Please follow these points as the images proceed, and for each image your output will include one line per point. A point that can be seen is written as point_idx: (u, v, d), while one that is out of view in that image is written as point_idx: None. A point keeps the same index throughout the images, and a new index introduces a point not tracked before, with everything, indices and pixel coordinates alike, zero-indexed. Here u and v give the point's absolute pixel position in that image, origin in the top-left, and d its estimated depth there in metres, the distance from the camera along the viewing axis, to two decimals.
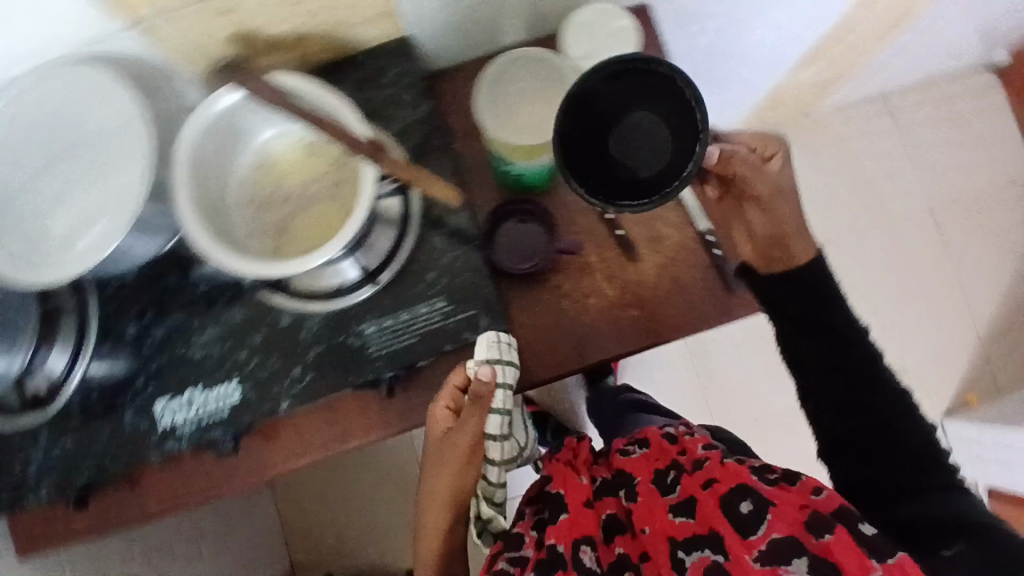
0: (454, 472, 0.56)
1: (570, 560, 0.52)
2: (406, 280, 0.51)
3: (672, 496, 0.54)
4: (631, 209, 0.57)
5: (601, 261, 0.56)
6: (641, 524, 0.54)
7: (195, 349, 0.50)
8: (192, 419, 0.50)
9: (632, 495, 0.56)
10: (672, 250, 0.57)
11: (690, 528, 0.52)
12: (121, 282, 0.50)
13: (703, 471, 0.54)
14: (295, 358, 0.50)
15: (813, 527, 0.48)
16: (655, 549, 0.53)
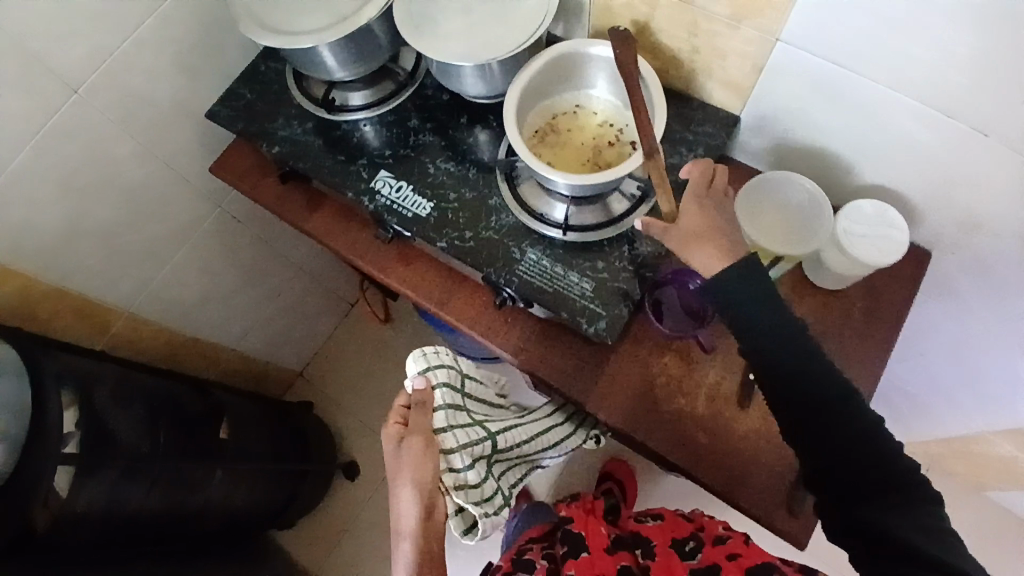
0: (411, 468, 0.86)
1: None
2: (574, 244, 0.83)
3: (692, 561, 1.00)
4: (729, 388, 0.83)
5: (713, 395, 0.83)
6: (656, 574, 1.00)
7: (434, 168, 0.90)
8: (392, 200, 0.88)
9: (648, 556, 1.04)
10: (771, 431, 0.82)
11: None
12: (434, 101, 0.94)
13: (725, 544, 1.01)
14: (516, 243, 0.84)
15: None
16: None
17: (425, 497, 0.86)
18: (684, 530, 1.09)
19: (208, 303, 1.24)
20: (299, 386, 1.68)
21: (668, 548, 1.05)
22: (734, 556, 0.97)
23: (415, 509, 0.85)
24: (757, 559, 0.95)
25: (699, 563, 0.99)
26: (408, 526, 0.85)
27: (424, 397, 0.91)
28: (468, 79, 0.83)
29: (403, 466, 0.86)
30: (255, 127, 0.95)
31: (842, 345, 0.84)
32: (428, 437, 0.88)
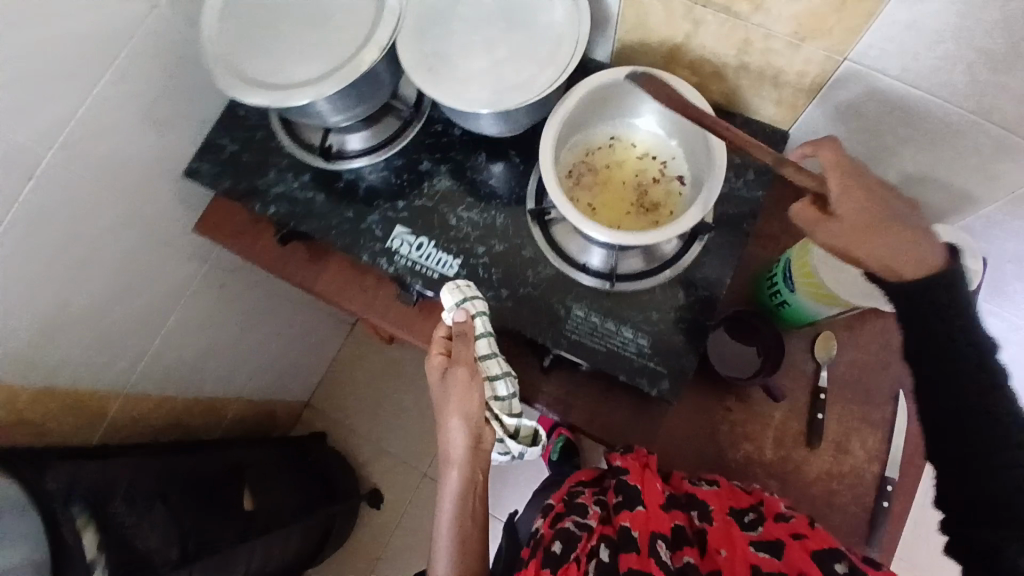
0: (458, 399, 0.73)
1: (642, 550, 0.66)
2: (625, 295, 0.76)
3: (755, 533, 0.68)
4: (800, 424, 0.79)
5: (780, 433, 0.79)
6: (717, 547, 0.67)
7: (455, 219, 0.80)
8: (413, 260, 0.79)
9: (707, 518, 0.70)
10: (848, 468, 0.78)
11: (779, 566, 0.63)
12: (446, 138, 0.84)
13: (790, 524, 0.67)
14: (559, 299, 0.77)
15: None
16: (734, 569, 0.64)
17: (475, 430, 0.74)
18: (746, 501, 0.72)
19: (209, 360, 1.15)
20: (307, 416, 1.61)
21: (727, 517, 0.70)
22: (797, 535, 0.65)
23: (462, 439, 0.74)
24: (825, 543, 0.64)
25: (760, 537, 0.67)
26: (458, 454, 0.76)
27: (466, 327, 0.73)
28: (491, 122, 0.74)
29: (449, 400, 0.73)
30: (245, 184, 0.83)
31: (912, 370, 0.80)
32: (474, 365, 0.73)
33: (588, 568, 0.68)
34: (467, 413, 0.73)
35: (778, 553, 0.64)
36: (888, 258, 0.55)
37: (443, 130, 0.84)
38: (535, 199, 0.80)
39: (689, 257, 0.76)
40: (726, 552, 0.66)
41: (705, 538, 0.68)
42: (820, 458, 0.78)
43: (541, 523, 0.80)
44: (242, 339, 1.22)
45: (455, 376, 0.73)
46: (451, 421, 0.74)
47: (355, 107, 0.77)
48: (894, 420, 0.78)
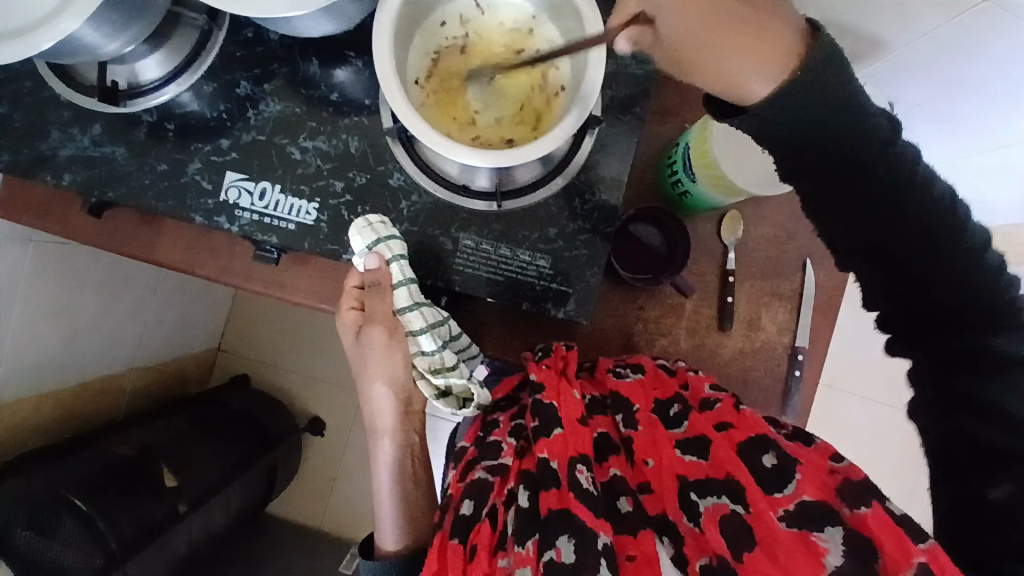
0: (380, 355, 0.67)
1: (562, 483, 0.55)
2: (513, 213, 0.67)
3: (680, 430, 0.59)
4: (712, 308, 0.77)
5: (694, 323, 0.76)
6: (643, 456, 0.59)
7: (298, 152, 0.66)
8: (259, 212, 0.66)
9: (632, 422, 0.61)
10: (762, 341, 0.77)
11: (705, 470, 0.56)
12: (263, 46, 0.67)
13: (716, 414, 0.60)
14: (445, 230, 0.67)
15: (846, 499, 0.51)
16: (661, 483, 0.57)
17: (403, 392, 0.68)
18: (671, 390, 0.64)
19: (78, 344, 1.03)
20: (223, 361, 1.51)
21: (651, 417, 0.61)
22: (723, 427, 0.58)
23: (390, 403, 0.69)
24: (753, 432, 0.56)
25: (686, 434, 0.59)
26: (386, 421, 0.70)
27: (381, 275, 0.64)
28: (319, 25, 0.60)
29: (369, 362, 0.67)
30: (22, 153, 0.67)
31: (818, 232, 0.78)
32: (392, 321, 0.65)
33: (507, 520, 0.56)
34: (394, 372, 0.67)
35: (705, 453, 0.57)
36: (720, 75, 0.45)
37: (252, 35, 0.67)
38: (391, 113, 0.66)
39: (578, 159, 0.67)
40: (653, 462, 0.58)
41: (630, 447, 0.60)
42: (736, 339, 0.77)
43: (450, 475, 0.64)
44: (111, 311, 1.09)
45: (374, 338, 0.66)
46: (376, 384, 0.68)
47: (130, 31, 0.59)
48: (803, 287, 0.77)
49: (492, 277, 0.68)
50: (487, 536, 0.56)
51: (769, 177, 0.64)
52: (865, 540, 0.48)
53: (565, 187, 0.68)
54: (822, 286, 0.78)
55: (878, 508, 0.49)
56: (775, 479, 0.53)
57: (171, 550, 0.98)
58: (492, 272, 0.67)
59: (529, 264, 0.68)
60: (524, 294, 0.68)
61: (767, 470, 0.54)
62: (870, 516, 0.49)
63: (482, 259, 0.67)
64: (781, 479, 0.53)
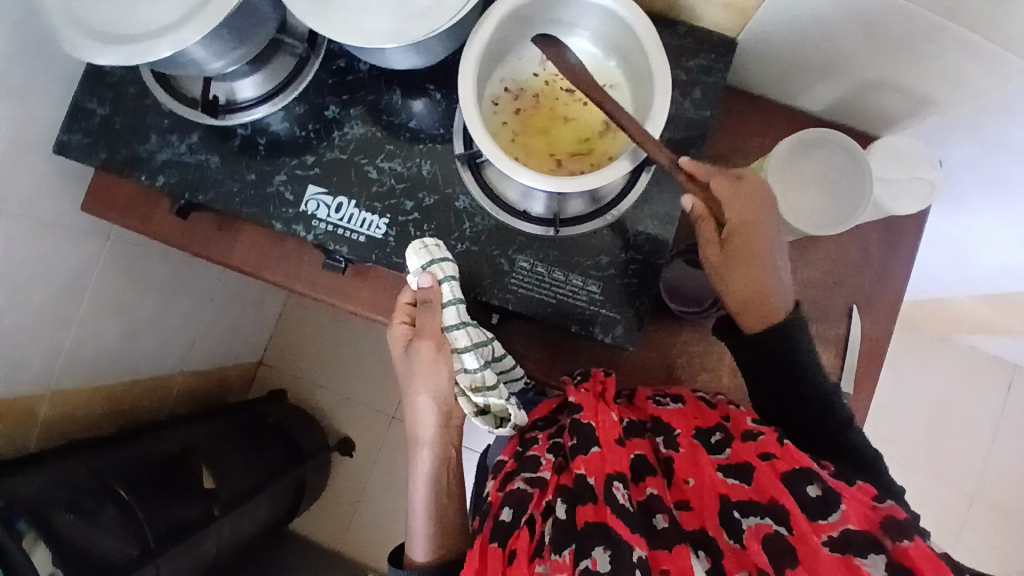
0: (427, 369, 0.67)
1: (601, 498, 0.56)
2: (569, 240, 0.71)
3: (722, 457, 0.59)
4: None
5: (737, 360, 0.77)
6: (684, 476, 0.59)
7: (375, 171, 0.71)
8: (334, 224, 0.71)
9: (673, 445, 0.61)
10: None
11: (747, 493, 0.55)
12: (350, 73, 0.73)
13: (759, 443, 0.58)
14: (504, 252, 0.70)
15: (889, 532, 0.50)
16: (701, 502, 0.57)
17: (445, 406, 0.69)
18: (713, 418, 0.64)
19: (135, 341, 1.08)
20: (262, 373, 1.55)
21: (693, 440, 0.61)
22: (766, 455, 0.57)
23: (433, 417, 0.70)
24: (797, 462, 0.55)
25: (728, 460, 0.59)
26: (427, 433, 0.71)
27: (433, 294, 0.66)
28: (405, 58, 0.66)
29: (416, 375, 0.68)
30: (123, 153, 0.73)
31: (863, 283, 0.79)
32: (442, 337, 0.67)
33: (544, 530, 0.57)
34: (440, 387, 0.68)
35: (746, 477, 0.56)
36: None
37: (341, 63, 0.73)
38: (464, 141, 0.71)
39: (632, 194, 0.71)
40: (693, 480, 0.58)
41: (670, 468, 0.60)
42: None
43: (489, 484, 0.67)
44: (169, 314, 1.14)
45: (424, 351, 0.67)
46: (422, 398, 0.69)
47: (237, 51, 0.66)
48: (847, 334, 0.78)
49: (544, 300, 0.70)
50: (526, 543, 0.57)
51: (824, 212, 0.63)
52: (907, 572, 0.48)
53: (621, 219, 0.71)
54: (867, 335, 0.79)
55: (920, 541, 0.49)
56: (818, 507, 0.52)
57: (200, 553, 0.99)
58: (544, 296, 0.70)
59: (580, 290, 0.70)
60: (574, 318, 0.70)
61: (810, 500, 0.53)
62: (910, 547, 0.49)
63: (536, 281, 0.70)
64: (823, 506, 0.52)
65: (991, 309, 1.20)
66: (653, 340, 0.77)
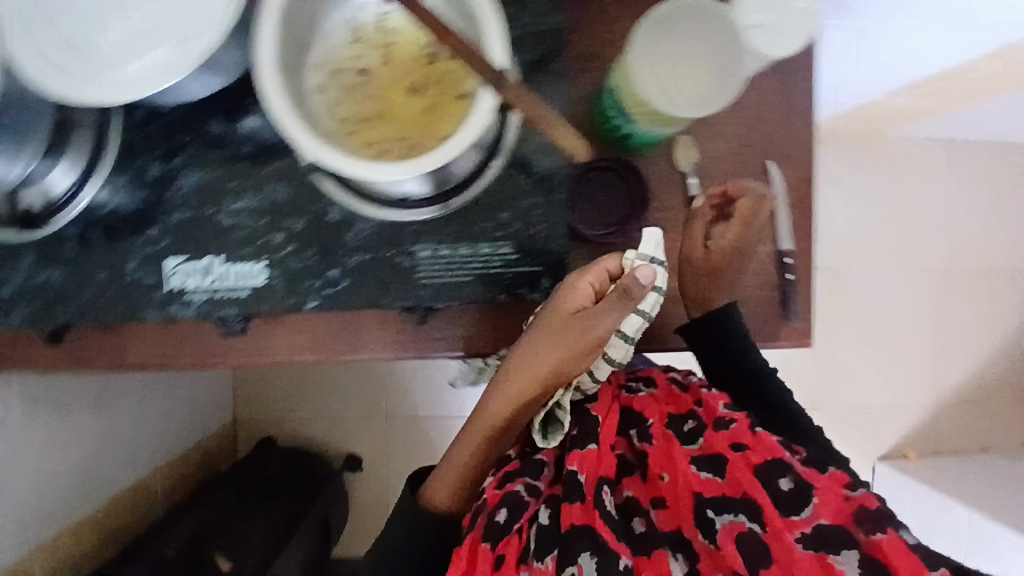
0: (562, 338, 0.58)
1: (589, 500, 0.54)
2: (462, 210, 0.65)
3: (694, 448, 0.58)
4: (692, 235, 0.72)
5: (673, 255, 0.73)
6: (658, 471, 0.57)
7: (229, 216, 0.63)
8: (211, 289, 0.64)
9: (647, 437, 0.59)
10: (753, 258, 0.75)
11: (721, 488, 0.54)
12: (158, 120, 0.63)
13: (729, 431, 0.58)
14: (399, 248, 0.64)
15: (862, 524, 0.50)
16: (676, 500, 0.56)
17: (530, 397, 0.60)
18: (685, 403, 0.62)
19: (94, 466, 1.01)
20: (243, 428, 1.50)
21: (666, 431, 0.60)
22: (738, 446, 0.56)
23: (505, 399, 0.60)
24: (770, 455, 0.55)
25: (702, 451, 0.57)
26: (494, 404, 0.60)
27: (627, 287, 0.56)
28: (202, 80, 0.57)
29: (546, 337, 0.59)
30: None
31: (777, 136, 0.74)
32: (601, 340, 0.57)
33: (531, 535, 0.55)
34: (560, 365, 0.58)
35: (720, 469, 0.55)
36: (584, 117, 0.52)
37: (144, 112, 0.63)
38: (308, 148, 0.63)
39: (507, 138, 0.64)
40: (667, 478, 0.56)
41: (646, 463, 0.58)
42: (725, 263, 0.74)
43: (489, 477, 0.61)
44: (117, 423, 1.07)
45: (576, 324, 0.57)
46: (528, 357, 0.59)
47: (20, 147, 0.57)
48: (774, 191, 0.74)
49: (458, 282, 0.65)
50: (516, 547, 0.55)
51: (708, 87, 0.56)
52: (876, 564, 0.48)
53: (504, 167, 0.65)
54: (798, 185, 0.75)
55: (892, 534, 0.49)
56: (790, 501, 0.53)
57: None
58: (457, 277, 0.65)
59: (492, 256, 0.65)
60: (499, 287, 0.65)
61: (782, 494, 0.53)
62: (883, 541, 0.49)
63: (445, 266, 0.65)
64: (796, 501, 0.52)
65: (911, 94, 1.17)
66: None
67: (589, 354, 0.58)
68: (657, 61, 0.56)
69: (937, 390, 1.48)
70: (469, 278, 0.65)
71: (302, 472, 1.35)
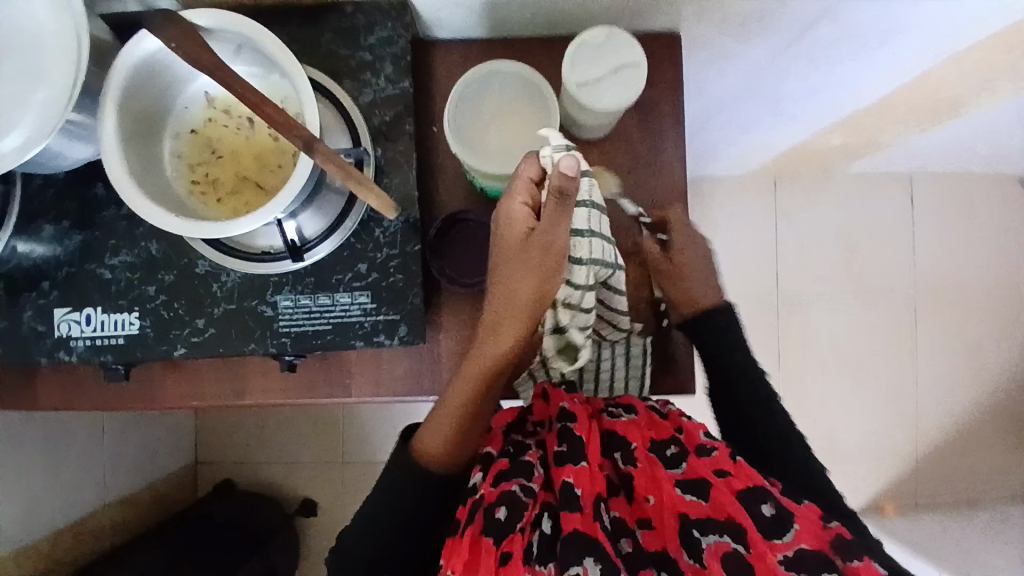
0: (523, 265, 0.57)
1: (589, 512, 0.52)
2: (321, 262, 0.68)
3: (678, 471, 0.56)
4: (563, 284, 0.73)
5: None
6: (644, 494, 0.55)
7: (108, 270, 0.69)
8: (91, 337, 0.69)
9: (631, 459, 0.57)
10: None
11: (705, 511, 0.53)
12: (50, 185, 0.70)
13: (712, 458, 0.56)
14: (262, 298, 0.68)
15: (841, 553, 0.51)
16: (662, 519, 0.55)
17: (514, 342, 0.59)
18: (666, 429, 0.60)
19: (36, 507, 1.06)
20: (210, 472, 1.54)
21: (649, 454, 0.57)
22: (722, 472, 0.55)
23: (490, 345, 0.60)
24: (751, 481, 0.54)
25: (685, 475, 0.56)
26: (480, 353, 0.60)
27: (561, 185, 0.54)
28: (65, 149, 0.62)
29: (508, 264, 0.58)
30: None
31: (643, 183, 0.76)
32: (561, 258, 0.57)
33: (535, 540, 0.53)
34: (524, 295, 0.58)
35: (704, 494, 0.54)
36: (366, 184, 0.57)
37: (38, 180, 0.70)
38: None
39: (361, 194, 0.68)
40: (654, 500, 0.55)
41: (631, 484, 0.56)
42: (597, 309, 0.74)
43: (477, 476, 0.58)
44: (63, 465, 1.12)
45: (530, 243, 0.57)
46: (499, 292, 0.59)
47: None
48: (644, 237, 0.75)
49: (319, 330, 0.68)
50: (521, 545, 0.52)
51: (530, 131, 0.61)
52: None
53: (361, 222, 0.68)
54: (669, 230, 0.76)
55: (869, 563, 0.50)
56: (774, 526, 0.52)
57: None
58: (318, 326, 0.68)
59: (350, 305, 0.68)
60: (358, 334, 0.68)
61: (766, 521, 0.52)
62: (860, 567, 0.50)
63: (306, 315, 0.68)
64: (778, 527, 0.52)
65: (847, 132, 1.16)
66: (459, 322, 0.73)
67: (547, 274, 0.57)
68: (477, 131, 0.61)
69: (914, 432, 1.42)
70: (328, 326, 0.68)
71: (256, 515, 1.38)
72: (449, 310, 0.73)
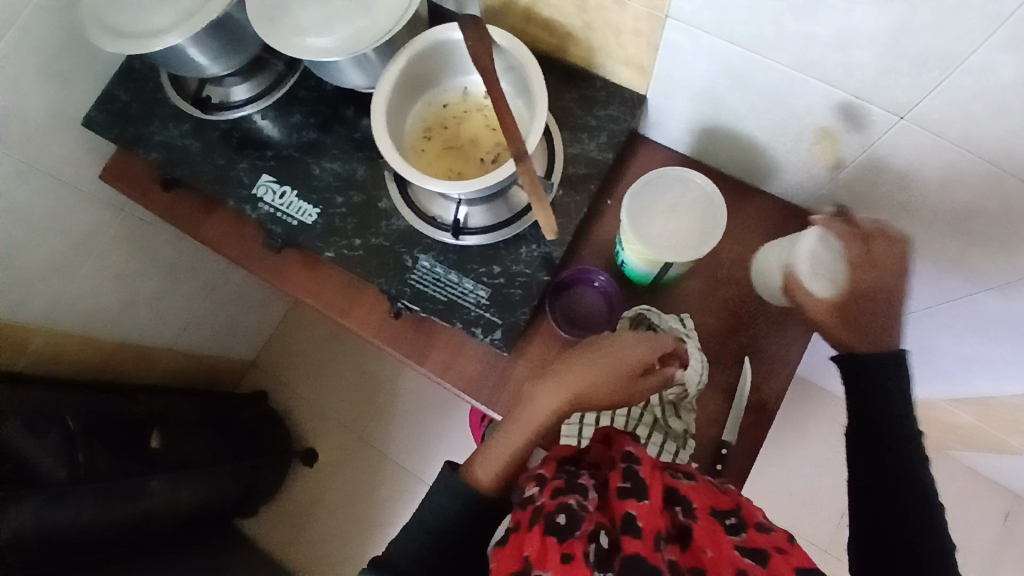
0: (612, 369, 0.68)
1: (649, 543, 0.55)
2: (469, 250, 0.79)
3: (738, 538, 0.58)
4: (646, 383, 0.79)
5: None
6: (701, 546, 0.57)
7: (319, 169, 0.84)
8: (276, 207, 0.83)
9: (689, 514, 0.59)
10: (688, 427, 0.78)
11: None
12: (318, 92, 0.88)
13: (768, 534, 0.58)
14: (410, 250, 0.79)
15: None
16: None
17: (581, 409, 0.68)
18: (726, 498, 0.62)
19: (134, 307, 1.22)
20: (253, 374, 1.67)
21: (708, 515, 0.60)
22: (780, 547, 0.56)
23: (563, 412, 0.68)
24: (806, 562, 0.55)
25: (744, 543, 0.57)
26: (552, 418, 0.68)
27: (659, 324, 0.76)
28: (349, 72, 0.78)
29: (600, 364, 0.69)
30: (131, 133, 0.89)
31: (759, 340, 0.80)
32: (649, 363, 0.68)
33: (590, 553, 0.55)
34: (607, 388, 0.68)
35: (762, 561, 0.55)
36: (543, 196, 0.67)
37: (312, 83, 0.88)
38: None
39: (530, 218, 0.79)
40: (710, 554, 0.56)
41: (686, 536, 0.58)
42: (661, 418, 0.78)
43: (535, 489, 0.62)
44: (173, 291, 1.29)
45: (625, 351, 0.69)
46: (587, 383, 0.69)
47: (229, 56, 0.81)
48: (736, 384, 0.79)
49: (437, 298, 0.78)
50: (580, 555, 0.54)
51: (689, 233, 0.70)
52: None
53: (516, 238, 0.79)
54: (759, 390, 0.80)
55: None
56: None
57: (137, 503, 1.06)
58: (438, 294, 0.78)
59: (470, 294, 0.78)
60: (462, 319, 0.77)
61: None
62: None
63: (434, 281, 0.78)
64: None
65: (976, 417, 1.13)
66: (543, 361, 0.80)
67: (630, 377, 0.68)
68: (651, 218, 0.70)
69: None
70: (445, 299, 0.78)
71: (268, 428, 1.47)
72: (539, 347, 0.80)
